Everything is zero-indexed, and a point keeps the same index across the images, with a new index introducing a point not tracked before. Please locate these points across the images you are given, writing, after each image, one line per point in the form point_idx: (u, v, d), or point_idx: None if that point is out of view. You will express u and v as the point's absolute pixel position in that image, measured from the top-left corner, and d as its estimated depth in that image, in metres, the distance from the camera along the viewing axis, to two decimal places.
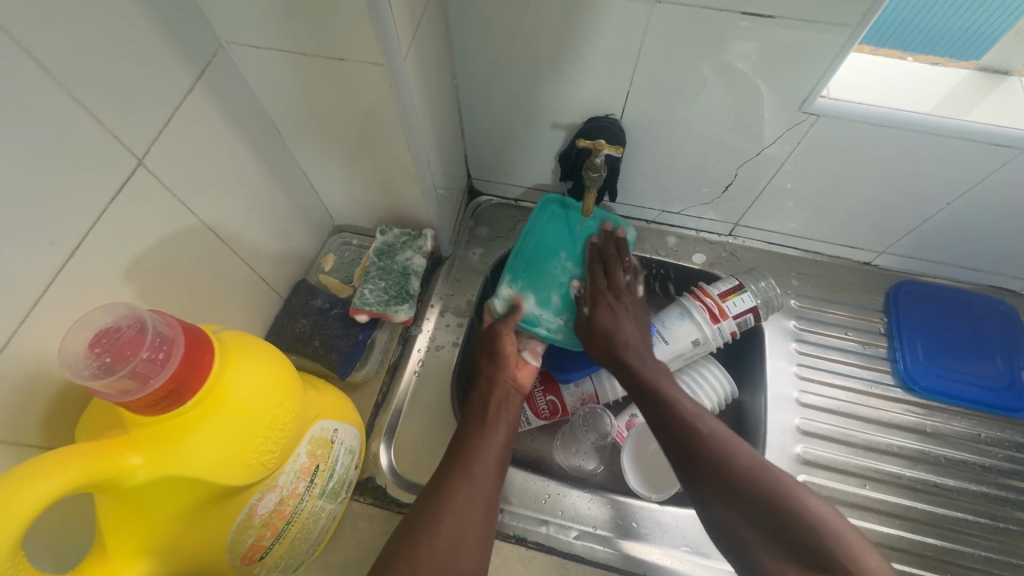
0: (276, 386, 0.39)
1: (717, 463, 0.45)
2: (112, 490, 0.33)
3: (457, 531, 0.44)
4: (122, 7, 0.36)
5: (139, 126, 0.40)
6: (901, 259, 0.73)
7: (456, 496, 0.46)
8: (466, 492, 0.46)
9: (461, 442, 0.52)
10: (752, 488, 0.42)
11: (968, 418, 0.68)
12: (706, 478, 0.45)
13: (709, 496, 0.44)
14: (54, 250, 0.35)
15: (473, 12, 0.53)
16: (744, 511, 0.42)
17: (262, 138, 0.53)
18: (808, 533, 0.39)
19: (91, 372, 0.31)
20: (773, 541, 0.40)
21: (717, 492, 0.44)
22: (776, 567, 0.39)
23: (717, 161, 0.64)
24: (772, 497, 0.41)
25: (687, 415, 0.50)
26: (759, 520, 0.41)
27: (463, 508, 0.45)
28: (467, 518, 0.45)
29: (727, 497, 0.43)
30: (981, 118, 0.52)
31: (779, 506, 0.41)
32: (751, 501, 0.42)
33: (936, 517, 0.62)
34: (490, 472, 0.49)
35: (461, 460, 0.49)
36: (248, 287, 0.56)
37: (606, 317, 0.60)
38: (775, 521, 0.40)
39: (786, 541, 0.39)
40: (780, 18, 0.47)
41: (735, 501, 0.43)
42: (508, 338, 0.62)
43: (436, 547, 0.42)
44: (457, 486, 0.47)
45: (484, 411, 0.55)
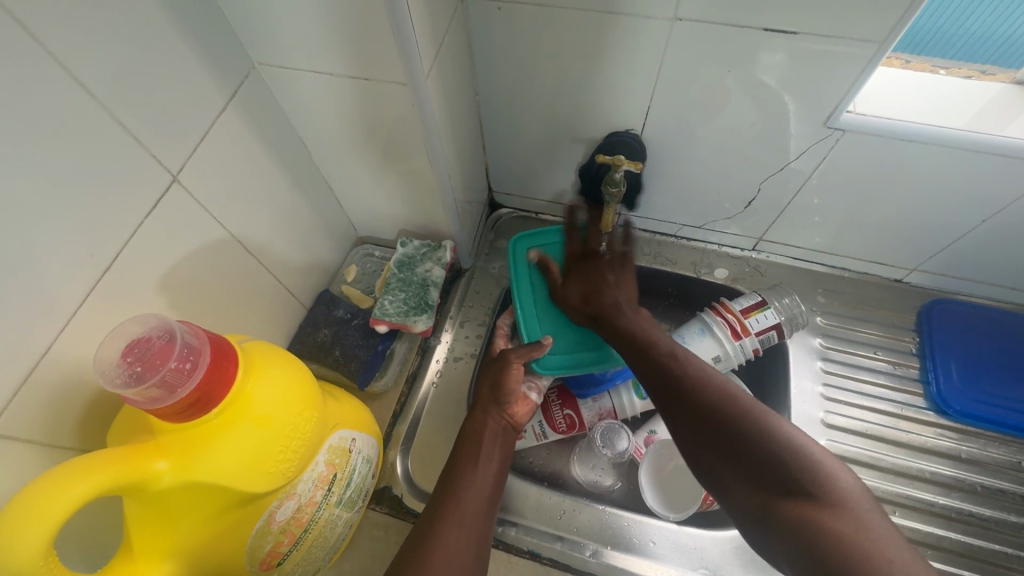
0: (298, 396, 0.41)
1: (691, 401, 0.46)
2: (139, 495, 0.34)
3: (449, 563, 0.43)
4: (163, 32, 0.39)
5: (175, 144, 0.42)
6: (935, 276, 0.70)
7: (448, 530, 0.45)
8: (459, 531, 0.46)
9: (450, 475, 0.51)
10: (726, 419, 0.43)
11: (1007, 445, 0.64)
12: (685, 417, 0.46)
13: (690, 431, 0.45)
14: (93, 262, 0.37)
15: (495, 31, 0.55)
16: (716, 447, 0.43)
17: (291, 153, 0.55)
18: (777, 457, 0.39)
19: (122, 380, 0.33)
20: (740, 466, 0.41)
21: (696, 429, 0.45)
22: (748, 499, 0.40)
23: (741, 175, 0.64)
24: (739, 424, 0.42)
25: (665, 358, 0.51)
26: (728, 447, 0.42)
27: (453, 548, 0.44)
28: (457, 549, 0.44)
29: (703, 435, 0.44)
30: (1017, 133, 0.50)
31: (743, 430, 0.42)
32: (719, 433, 0.43)
33: (971, 549, 0.60)
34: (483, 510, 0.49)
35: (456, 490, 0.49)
36: (275, 297, 0.58)
37: (578, 282, 0.63)
38: (747, 447, 0.41)
39: (755, 471, 0.40)
40: (803, 33, 0.47)
41: (706, 431, 0.44)
42: (517, 371, 0.58)
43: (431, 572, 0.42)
44: (448, 517, 0.46)
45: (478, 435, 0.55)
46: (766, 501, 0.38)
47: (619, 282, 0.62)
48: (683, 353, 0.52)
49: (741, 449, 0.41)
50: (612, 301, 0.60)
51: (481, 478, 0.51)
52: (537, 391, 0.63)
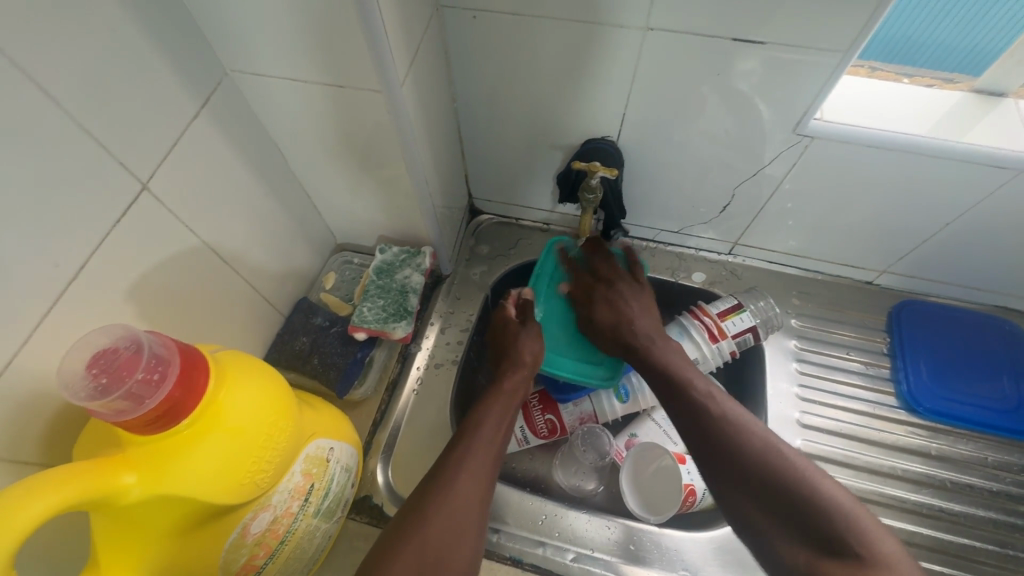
0: (272, 406, 0.40)
1: (729, 448, 0.45)
2: (106, 509, 0.33)
3: (453, 515, 0.44)
4: (132, 40, 0.38)
5: (145, 152, 0.41)
6: (904, 278, 0.72)
7: (435, 523, 0.43)
8: (466, 484, 0.47)
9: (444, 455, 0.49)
10: (768, 474, 0.42)
11: (974, 441, 0.66)
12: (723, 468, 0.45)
13: (727, 484, 0.45)
14: (58, 272, 0.37)
15: (471, 40, 0.55)
16: (759, 501, 0.42)
17: (266, 160, 0.55)
18: (823, 516, 0.39)
19: (87, 394, 0.32)
20: (788, 523, 0.40)
21: (737, 482, 0.44)
22: (792, 556, 0.39)
23: (716, 180, 0.65)
24: (791, 489, 0.41)
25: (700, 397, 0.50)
26: (770, 502, 0.41)
27: (460, 499, 0.45)
28: (464, 505, 0.45)
29: (747, 493, 0.43)
30: (976, 139, 0.52)
31: (788, 488, 0.41)
32: (764, 487, 0.42)
33: (943, 544, 0.61)
34: (477, 498, 0.46)
35: (446, 475, 0.47)
36: (251, 306, 0.57)
37: (606, 311, 0.63)
38: (803, 517, 0.40)
39: (801, 527, 0.39)
40: (770, 43, 0.48)
41: (753, 494, 0.43)
42: (527, 339, 0.62)
43: (433, 523, 0.43)
44: (433, 507, 0.44)
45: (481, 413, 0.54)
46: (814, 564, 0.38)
47: (642, 307, 0.62)
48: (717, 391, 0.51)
49: (784, 505, 0.41)
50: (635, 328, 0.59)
51: (476, 464, 0.48)
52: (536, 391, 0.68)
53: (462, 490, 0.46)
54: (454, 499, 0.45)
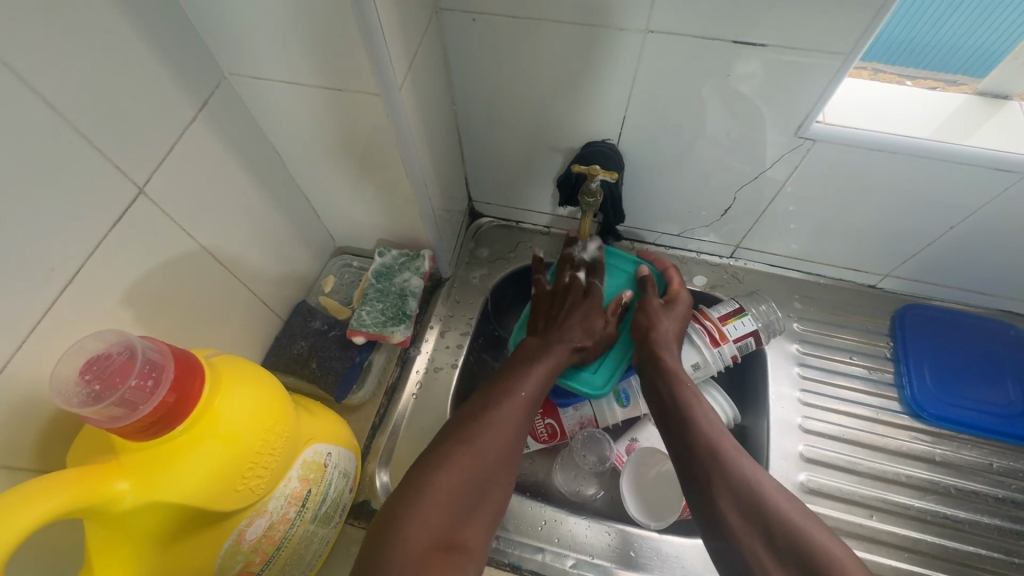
0: (268, 411, 0.40)
1: (728, 482, 0.45)
2: (98, 517, 0.33)
3: (493, 445, 0.46)
4: (128, 43, 0.38)
5: (141, 155, 0.41)
6: (907, 282, 0.71)
7: (476, 448, 0.45)
8: (507, 418, 0.48)
9: (473, 413, 0.48)
10: (767, 512, 0.42)
11: (979, 447, 0.65)
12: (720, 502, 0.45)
13: (723, 517, 0.44)
14: (53, 277, 0.37)
15: (471, 42, 0.55)
16: (756, 537, 0.42)
17: (264, 163, 0.55)
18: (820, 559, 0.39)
19: (80, 400, 0.32)
20: (785, 561, 0.40)
21: (735, 517, 0.43)
22: None
23: (717, 184, 0.64)
24: (789, 531, 0.41)
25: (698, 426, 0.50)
26: (769, 540, 0.41)
27: (501, 431, 0.47)
28: (502, 437, 0.47)
29: (745, 529, 0.42)
30: (980, 142, 0.52)
31: (787, 529, 0.41)
32: (762, 525, 0.42)
33: (947, 551, 0.60)
34: (517, 432, 0.48)
35: (474, 433, 0.46)
36: (249, 310, 0.57)
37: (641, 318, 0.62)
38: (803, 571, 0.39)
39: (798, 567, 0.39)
40: (772, 46, 0.48)
41: (751, 531, 0.42)
42: (572, 327, 0.60)
43: (473, 448, 0.45)
44: (460, 462, 0.43)
45: (512, 376, 0.52)
46: None
47: (675, 330, 0.60)
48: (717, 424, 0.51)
49: (781, 544, 0.41)
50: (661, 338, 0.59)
51: (505, 427, 0.47)
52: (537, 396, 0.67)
53: (487, 449, 0.45)
54: (481, 458, 0.44)
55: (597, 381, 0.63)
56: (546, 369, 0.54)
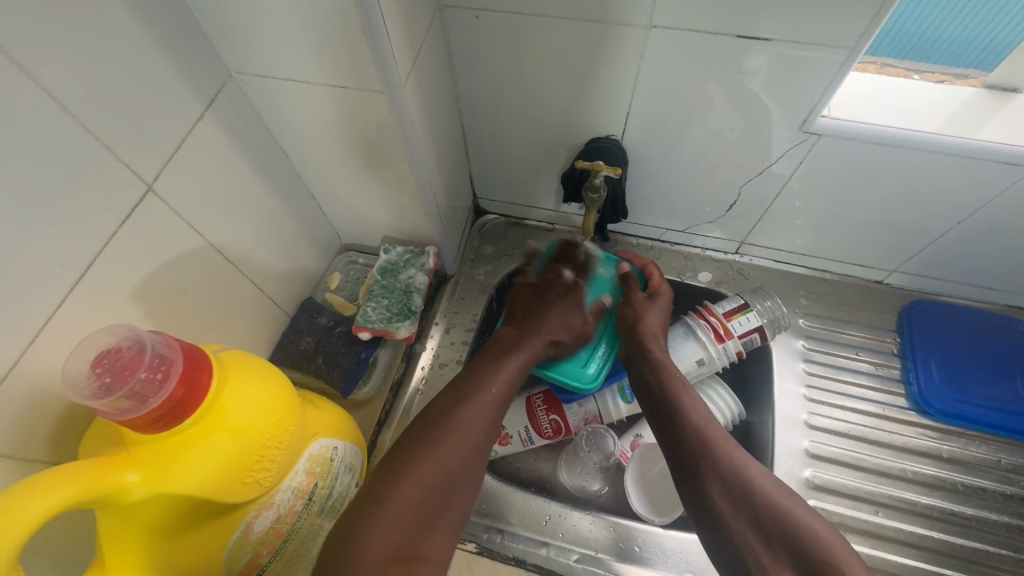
0: (275, 405, 0.40)
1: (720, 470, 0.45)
2: (109, 507, 0.34)
3: (454, 450, 0.44)
4: (136, 42, 0.39)
5: (149, 153, 0.42)
6: (915, 277, 0.71)
7: (438, 454, 0.44)
8: (465, 422, 0.47)
9: (434, 418, 0.46)
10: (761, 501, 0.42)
11: (987, 444, 0.65)
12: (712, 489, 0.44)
13: (716, 504, 0.44)
14: (65, 273, 0.37)
15: (474, 39, 0.55)
16: (749, 524, 0.42)
17: (271, 161, 0.55)
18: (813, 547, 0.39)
19: (91, 392, 0.32)
20: (779, 549, 0.40)
21: (727, 504, 0.43)
22: None
23: (722, 179, 0.64)
24: (782, 519, 0.41)
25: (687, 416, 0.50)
26: (762, 527, 0.41)
27: (460, 437, 0.45)
28: (462, 443, 0.45)
29: (737, 517, 0.42)
30: (987, 136, 0.51)
31: (781, 517, 0.41)
32: (755, 513, 0.42)
33: (954, 548, 0.60)
34: (475, 438, 0.46)
35: (436, 441, 0.44)
36: (256, 306, 0.58)
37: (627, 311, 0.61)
38: (797, 558, 0.39)
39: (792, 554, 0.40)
40: (776, 40, 0.47)
41: (744, 518, 0.42)
42: (551, 319, 0.60)
43: (436, 453, 0.44)
44: (419, 471, 0.42)
45: (473, 381, 0.51)
46: None
47: (660, 321, 0.60)
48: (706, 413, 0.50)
49: (774, 531, 0.41)
50: (648, 331, 0.59)
51: (468, 430, 0.46)
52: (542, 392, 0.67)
53: (449, 455, 0.44)
54: (444, 465, 0.43)
55: (586, 375, 0.61)
56: (510, 373, 0.53)
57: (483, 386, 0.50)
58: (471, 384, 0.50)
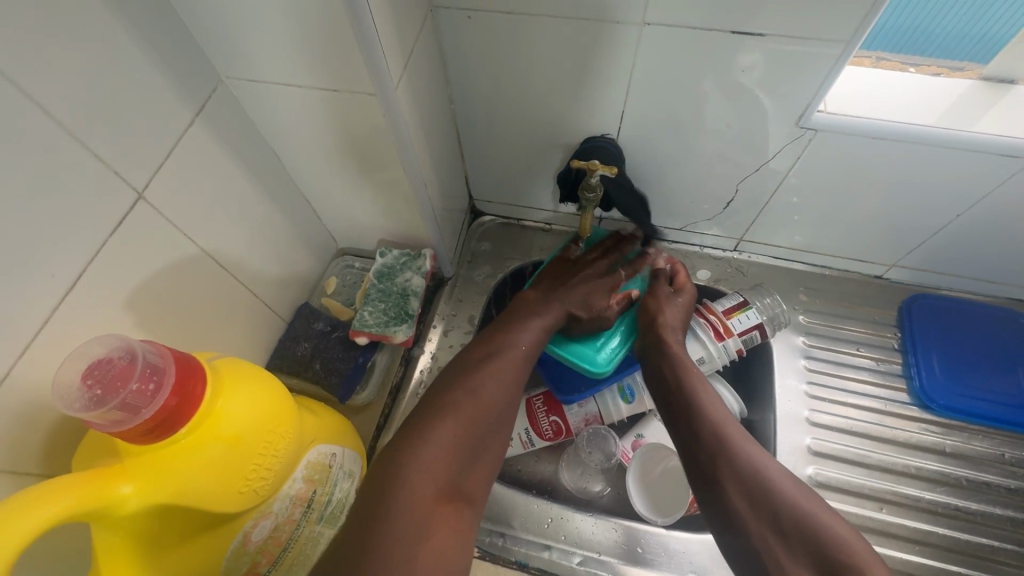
0: (270, 413, 0.40)
1: (735, 466, 0.45)
2: (103, 520, 0.33)
3: (489, 399, 0.49)
4: (124, 49, 0.38)
5: (138, 159, 0.41)
6: (914, 272, 0.70)
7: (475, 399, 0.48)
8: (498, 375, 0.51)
9: (469, 366, 0.51)
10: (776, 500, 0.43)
11: (990, 438, 0.65)
12: (726, 485, 0.44)
13: (732, 501, 0.44)
14: (54, 283, 0.37)
15: (466, 39, 0.55)
16: (766, 520, 0.42)
17: (264, 166, 0.55)
18: (832, 545, 0.39)
19: (82, 404, 0.32)
20: (796, 548, 0.40)
21: (744, 502, 0.43)
22: None
23: (719, 176, 0.64)
24: (798, 518, 0.41)
25: (704, 413, 0.50)
26: (781, 526, 0.41)
27: (496, 385, 0.50)
28: (501, 383, 0.50)
29: (753, 513, 0.43)
30: (985, 128, 0.51)
31: (798, 517, 0.41)
32: (771, 510, 0.42)
33: (959, 543, 0.60)
34: (512, 383, 0.51)
35: (460, 397, 0.48)
36: (252, 312, 0.57)
37: (649, 301, 0.61)
38: (814, 557, 0.39)
39: (810, 553, 0.40)
40: (770, 35, 0.47)
41: (762, 516, 0.42)
42: (572, 291, 0.60)
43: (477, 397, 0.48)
44: (451, 419, 0.46)
45: (510, 328, 0.56)
46: None
47: (681, 317, 0.60)
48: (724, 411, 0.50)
49: (793, 530, 0.41)
50: (668, 324, 0.58)
51: (502, 378, 0.51)
52: (541, 394, 0.67)
53: (487, 401, 0.48)
54: (474, 415, 0.47)
55: (597, 359, 0.60)
56: (536, 331, 0.56)
57: (517, 340, 0.54)
58: (497, 344, 0.53)
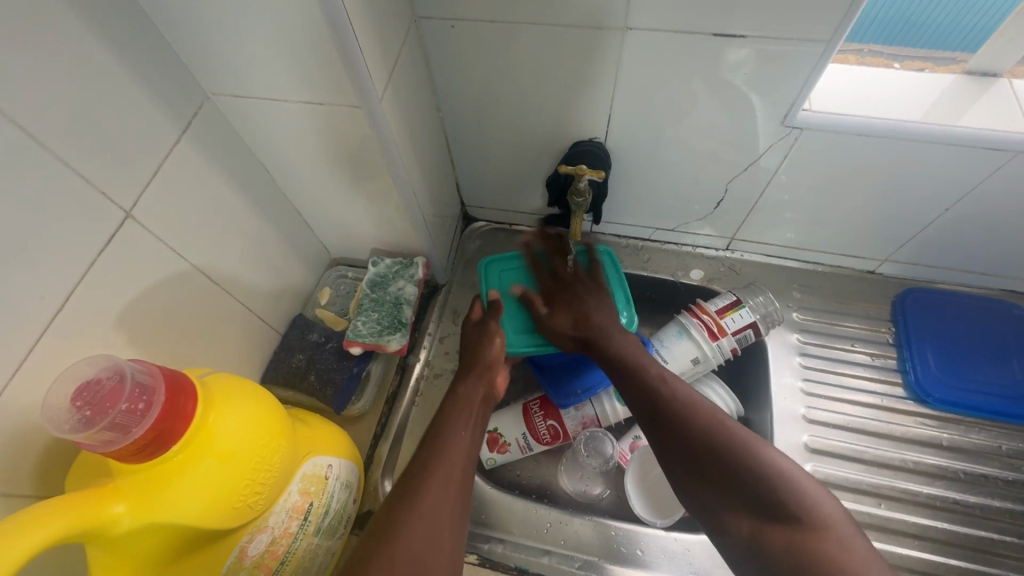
0: (263, 428, 0.40)
1: (677, 427, 0.47)
2: (98, 541, 0.33)
3: (440, 498, 0.44)
4: (109, 70, 0.39)
5: (125, 179, 0.41)
6: (907, 266, 0.71)
7: (422, 507, 0.43)
8: (446, 468, 0.47)
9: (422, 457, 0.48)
10: (710, 452, 0.44)
11: (987, 430, 0.65)
12: (673, 445, 0.47)
13: (678, 462, 0.46)
14: (44, 304, 0.37)
15: (451, 48, 0.55)
16: (709, 474, 0.44)
17: (253, 179, 0.55)
18: (763, 484, 0.41)
19: (72, 426, 0.32)
20: (732, 496, 0.42)
21: (688, 461, 0.45)
22: (736, 524, 0.41)
23: (708, 176, 0.64)
24: (726, 456, 0.43)
25: (653, 380, 0.52)
26: (715, 473, 0.43)
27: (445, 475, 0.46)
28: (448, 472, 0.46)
29: (695, 464, 0.45)
30: (971, 121, 0.51)
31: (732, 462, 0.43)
32: (708, 461, 0.44)
33: (959, 537, 0.60)
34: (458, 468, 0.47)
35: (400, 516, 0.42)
36: (245, 326, 0.58)
37: (561, 312, 0.60)
38: (749, 499, 0.41)
39: (744, 494, 0.42)
40: (751, 36, 0.47)
41: (703, 467, 0.44)
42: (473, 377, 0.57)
43: (420, 505, 0.43)
44: (392, 541, 0.40)
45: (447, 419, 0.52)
46: (756, 531, 0.40)
47: (601, 304, 0.60)
48: (670, 374, 0.53)
49: (726, 477, 0.43)
50: (596, 324, 0.58)
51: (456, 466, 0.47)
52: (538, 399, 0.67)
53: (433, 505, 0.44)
54: (410, 538, 0.41)
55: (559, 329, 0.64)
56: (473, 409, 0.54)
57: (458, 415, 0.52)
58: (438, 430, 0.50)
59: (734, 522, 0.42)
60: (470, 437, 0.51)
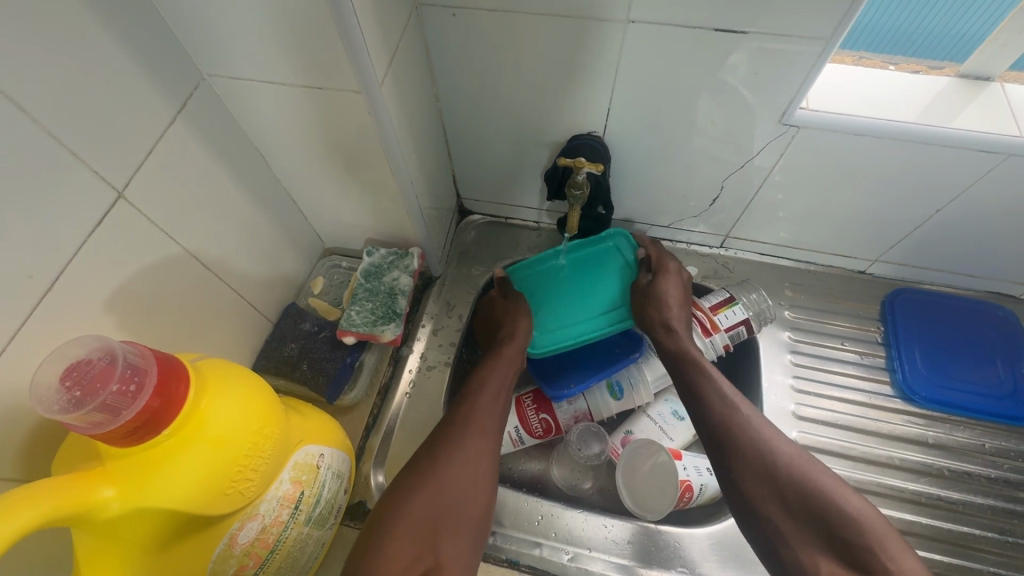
0: (257, 415, 0.39)
1: (752, 452, 0.48)
2: (85, 524, 0.33)
3: (469, 464, 0.48)
4: (103, 46, 0.38)
5: (118, 159, 0.40)
6: (896, 267, 0.72)
7: (448, 467, 0.47)
8: (477, 439, 0.50)
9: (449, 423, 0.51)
10: (790, 484, 0.45)
11: (971, 428, 0.66)
12: (744, 470, 0.47)
13: (750, 486, 0.47)
14: (32, 284, 0.36)
15: (452, 38, 0.54)
16: (781, 503, 0.45)
17: (248, 165, 0.54)
18: (847, 528, 0.41)
19: (61, 406, 0.31)
20: (808, 531, 0.43)
21: (762, 487, 0.46)
22: (811, 560, 0.42)
23: (705, 173, 0.64)
24: (807, 494, 0.44)
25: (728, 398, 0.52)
26: (793, 506, 0.44)
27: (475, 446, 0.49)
28: (480, 445, 0.50)
29: (768, 491, 0.46)
30: (964, 123, 0.52)
31: (812, 499, 0.43)
32: (786, 493, 0.45)
33: (942, 532, 0.61)
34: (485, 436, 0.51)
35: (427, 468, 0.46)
36: (237, 313, 0.57)
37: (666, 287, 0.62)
38: (829, 537, 0.42)
39: (821, 532, 0.42)
40: (753, 33, 0.47)
41: (780, 499, 0.45)
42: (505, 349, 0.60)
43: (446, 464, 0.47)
44: (418, 493, 0.44)
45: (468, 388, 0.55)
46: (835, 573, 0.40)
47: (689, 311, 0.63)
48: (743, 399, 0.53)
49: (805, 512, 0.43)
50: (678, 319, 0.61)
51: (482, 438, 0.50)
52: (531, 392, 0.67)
53: (461, 469, 0.47)
54: (438, 492, 0.45)
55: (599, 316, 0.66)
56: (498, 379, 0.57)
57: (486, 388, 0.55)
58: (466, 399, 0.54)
59: (812, 559, 0.42)
60: (496, 408, 0.54)
